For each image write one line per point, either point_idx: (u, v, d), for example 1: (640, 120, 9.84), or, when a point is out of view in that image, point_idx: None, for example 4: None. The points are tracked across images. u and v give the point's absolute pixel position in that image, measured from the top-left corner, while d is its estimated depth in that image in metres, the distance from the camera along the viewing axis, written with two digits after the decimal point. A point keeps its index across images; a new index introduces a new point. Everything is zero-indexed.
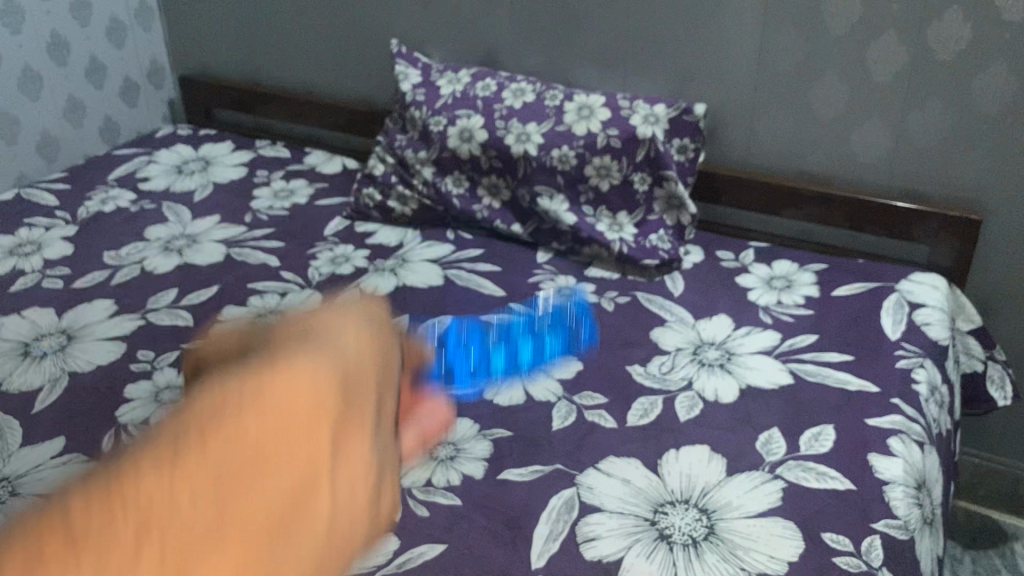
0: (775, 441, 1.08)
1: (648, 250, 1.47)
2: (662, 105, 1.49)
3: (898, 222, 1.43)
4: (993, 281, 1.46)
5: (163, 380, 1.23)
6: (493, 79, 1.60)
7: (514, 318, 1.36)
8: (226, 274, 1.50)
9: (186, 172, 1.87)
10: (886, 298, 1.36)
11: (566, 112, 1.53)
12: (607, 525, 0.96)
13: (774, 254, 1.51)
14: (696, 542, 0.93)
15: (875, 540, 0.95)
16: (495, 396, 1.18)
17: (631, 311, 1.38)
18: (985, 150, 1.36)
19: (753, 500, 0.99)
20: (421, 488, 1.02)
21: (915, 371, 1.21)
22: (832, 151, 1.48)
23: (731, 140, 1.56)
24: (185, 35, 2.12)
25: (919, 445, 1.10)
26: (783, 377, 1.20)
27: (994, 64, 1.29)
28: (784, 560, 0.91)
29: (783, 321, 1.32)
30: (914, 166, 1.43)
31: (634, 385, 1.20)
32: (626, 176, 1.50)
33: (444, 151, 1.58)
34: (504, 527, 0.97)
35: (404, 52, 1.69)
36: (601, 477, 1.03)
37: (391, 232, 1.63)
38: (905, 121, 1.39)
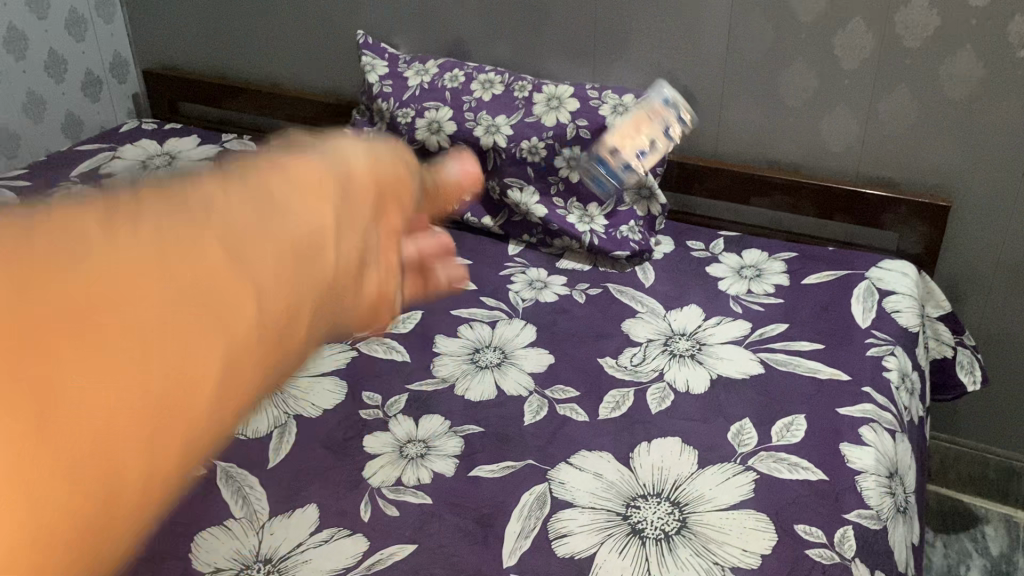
0: (747, 432, 1.08)
1: (619, 241, 1.46)
2: (631, 96, 1.48)
3: (868, 210, 1.43)
4: (962, 267, 1.47)
5: None
6: (461, 70, 1.58)
7: (486, 312, 1.35)
8: None
9: (151, 167, 1.83)
10: (856, 286, 1.36)
11: (536, 103, 1.51)
12: (579, 521, 0.95)
13: (745, 243, 1.51)
14: (669, 536, 0.93)
15: (848, 531, 0.94)
16: (466, 391, 1.17)
17: (603, 303, 1.37)
18: (953, 136, 1.36)
19: (725, 493, 0.98)
20: (390, 487, 1.01)
21: (885, 358, 1.21)
22: (801, 139, 1.48)
23: (700, 129, 1.56)
24: (148, 28, 2.08)
25: (889, 433, 1.10)
26: (754, 367, 1.19)
27: (961, 50, 1.29)
28: (756, 554, 0.91)
29: (753, 310, 1.32)
30: (882, 153, 1.43)
31: (606, 378, 1.19)
32: (596, 167, 1.49)
33: (413, 143, 1.56)
34: (475, 525, 0.96)
35: (369, 44, 1.67)
36: (572, 471, 1.02)
37: None
38: (873, 109, 1.39)
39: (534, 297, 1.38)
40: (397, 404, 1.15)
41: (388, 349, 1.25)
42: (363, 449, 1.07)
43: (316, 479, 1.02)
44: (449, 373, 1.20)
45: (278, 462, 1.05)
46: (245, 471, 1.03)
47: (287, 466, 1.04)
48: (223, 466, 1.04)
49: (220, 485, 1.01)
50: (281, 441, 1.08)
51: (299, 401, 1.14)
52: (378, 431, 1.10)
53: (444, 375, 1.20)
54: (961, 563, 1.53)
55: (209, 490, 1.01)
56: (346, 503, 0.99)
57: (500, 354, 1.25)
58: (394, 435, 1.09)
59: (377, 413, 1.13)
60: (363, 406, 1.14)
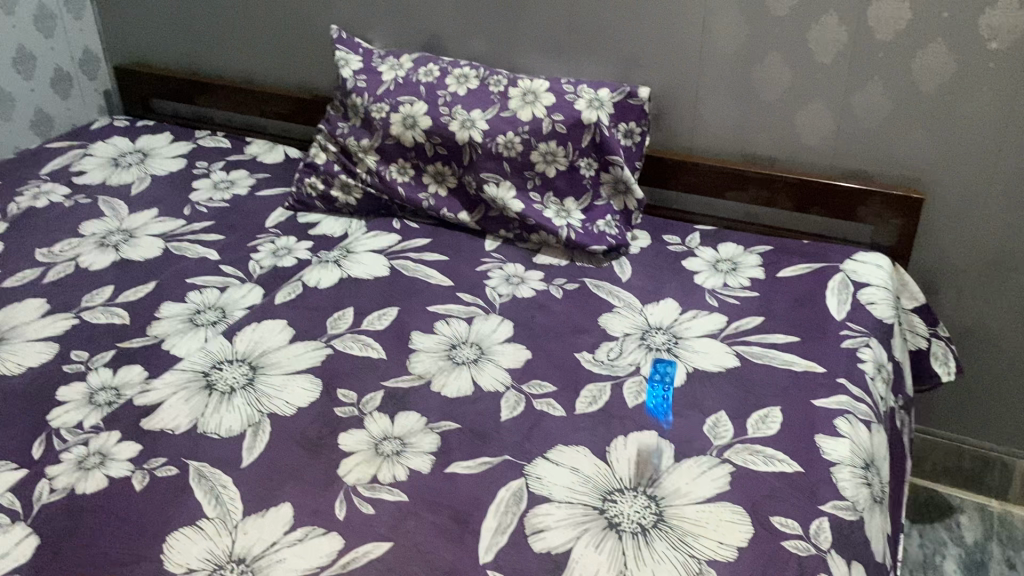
0: (723, 425, 1.08)
1: (596, 236, 1.46)
2: (607, 90, 1.48)
3: (843, 203, 1.44)
4: (936, 259, 1.48)
5: (98, 381, 1.19)
6: (436, 65, 1.57)
7: (462, 307, 1.34)
8: (164, 269, 1.46)
9: (123, 164, 1.81)
10: (831, 278, 1.36)
11: (511, 98, 1.50)
12: (555, 516, 0.95)
13: (721, 237, 1.51)
14: (646, 529, 0.92)
15: (824, 522, 0.95)
16: (442, 387, 1.16)
17: (580, 298, 1.36)
18: (926, 130, 1.37)
19: (701, 486, 0.98)
20: (365, 485, 1.00)
21: (860, 350, 1.22)
22: (776, 133, 1.48)
23: (675, 123, 1.56)
24: (119, 24, 2.05)
25: (865, 424, 1.10)
26: (729, 360, 1.20)
27: (932, 43, 1.30)
28: (732, 546, 0.91)
29: (729, 303, 1.32)
30: (856, 147, 1.43)
31: (582, 372, 1.19)
32: (572, 161, 1.47)
33: (388, 138, 1.55)
34: (451, 522, 0.95)
35: (344, 38, 1.66)
36: (549, 466, 1.02)
37: (335, 223, 1.61)
38: (847, 102, 1.40)
39: (511, 293, 1.38)
40: (372, 401, 1.14)
41: (363, 346, 1.24)
42: (338, 447, 1.06)
43: (290, 478, 1.01)
44: (425, 369, 1.20)
45: (252, 461, 1.03)
46: (218, 471, 1.02)
47: (261, 465, 1.03)
48: (196, 465, 1.03)
49: (194, 485, 1.00)
50: (255, 440, 1.07)
51: (273, 399, 1.13)
52: (353, 429, 1.09)
53: (421, 372, 1.19)
54: (937, 553, 1.55)
55: (182, 490, 0.99)
56: (321, 501, 0.98)
57: (477, 349, 1.24)
58: (369, 432, 1.08)
59: (353, 410, 1.12)
60: (338, 404, 1.13)
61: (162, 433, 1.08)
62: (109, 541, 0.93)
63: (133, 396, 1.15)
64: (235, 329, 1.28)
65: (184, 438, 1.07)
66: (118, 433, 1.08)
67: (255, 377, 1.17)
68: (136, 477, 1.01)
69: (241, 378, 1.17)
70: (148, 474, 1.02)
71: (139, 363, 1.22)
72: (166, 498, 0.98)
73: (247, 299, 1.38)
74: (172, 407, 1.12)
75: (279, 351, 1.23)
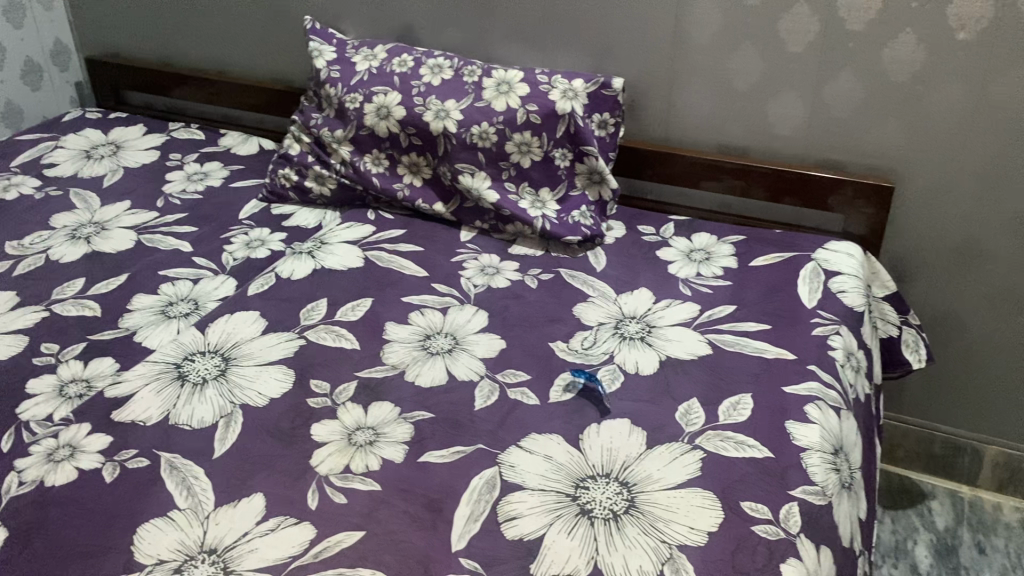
0: (694, 412, 1.09)
1: (571, 226, 1.46)
2: (581, 80, 1.48)
3: (815, 192, 1.45)
4: (908, 248, 1.49)
5: (69, 374, 1.18)
6: (410, 55, 1.57)
7: (436, 298, 1.34)
8: (136, 262, 1.45)
9: (95, 156, 1.79)
10: (803, 267, 1.37)
11: (485, 88, 1.50)
12: (528, 503, 0.95)
13: (695, 227, 1.52)
14: (617, 516, 0.93)
15: (793, 507, 0.96)
16: (416, 377, 1.16)
17: (554, 288, 1.37)
18: (897, 119, 1.38)
19: (673, 472, 0.99)
20: (338, 474, 1.00)
21: (831, 338, 1.23)
22: (749, 123, 1.49)
23: (650, 113, 1.57)
24: (90, 14, 2.03)
25: (835, 411, 1.11)
26: (701, 348, 1.20)
27: (902, 33, 1.31)
28: (703, 531, 0.91)
29: (702, 292, 1.33)
30: (828, 136, 1.45)
31: (556, 361, 1.19)
32: (547, 152, 1.47)
33: (362, 129, 1.55)
34: (424, 510, 0.95)
35: (317, 28, 1.65)
36: (522, 454, 1.02)
37: (309, 214, 1.60)
38: (819, 91, 1.41)
39: (485, 283, 1.38)
40: (346, 392, 1.14)
41: (337, 337, 1.24)
42: (311, 437, 1.05)
43: (262, 468, 1.01)
44: (399, 359, 1.20)
45: (224, 451, 1.03)
46: (190, 462, 1.02)
47: (233, 456, 1.03)
48: (167, 457, 1.02)
49: (165, 477, 0.99)
50: (227, 430, 1.06)
51: (245, 390, 1.13)
52: (326, 419, 1.08)
53: (395, 362, 1.19)
54: (908, 538, 1.57)
55: (153, 481, 0.99)
56: (293, 491, 0.98)
57: (451, 339, 1.24)
58: (342, 423, 1.08)
59: (326, 400, 1.12)
60: (311, 394, 1.13)
61: (133, 425, 1.07)
62: (78, 534, 0.93)
63: (104, 388, 1.14)
64: (207, 321, 1.27)
65: (155, 429, 1.06)
66: (89, 425, 1.08)
67: (227, 368, 1.17)
68: (107, 468, 1.01)
69: (213, 369, 1.16)
70: (119, 465, 1.01)
71: (110, 355, 1.21)
72: (137, 490, 0.98)
73: (220, 290, 1.37)
74: (143, 399, 1.11)
75: (251, 342, 1.22)
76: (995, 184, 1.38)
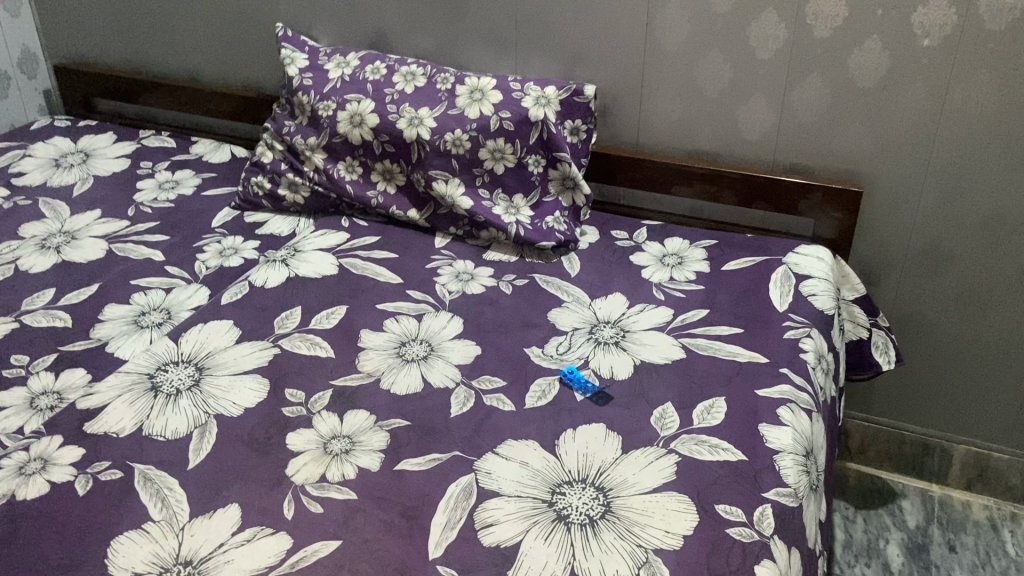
0: (668, 416, 1.10)
1: (545, 232, 1.47)
2: (553, 87, 1.49)
3: (785, 197, 1.47)
4: (876, 251, 1.52)
5: (39, 385, 1.17)
6: (382, 63, 1.57)
7: (412, 305, 1.34)
8: (107, 271, 1.43)
9: (64, 165, 1.77)
10: (774, 271, 1.39)
11: (459, 96, 1.50)
12: (505, 509, 0.95)
13: (667, 232, 1.54)
14: (593, 520, 0.94)
15: (767, 509, 0.97)
16: (391, 385, 1.16)
17: (529, 293, 1.37)
18: (863, 124, 1.40)
19: (648, 477, 1.00)
20: (314, 484, 1.00)
21: (802, 341, 1.24)
22: (719, 128, 1.51)
23: (622, 120, 1.58)
24: (58, 21, 2.01)
25: (806, 413, 1.13)
26: (675, 352, 1.22)
27: (868, 40, 1.33)
28: (678, 535, 0.92)
29: (675, 297, 1.34)
30: (797, 142, 1.47)
31: (532, 367, 1.20)
32: (520, 158, 1.48)
33: (335, 136, 1.54)
34: (400, 518, 0.95)
35: (289, 36, 1.65)
36: (499, 461, 1.03)
37: (282, 222, 1.60)
38: (788, 97, 1.43)
39: (460, 289, 1.38)
40: (321, 401, 1.13)
41: (312, 345, 1.24)
42: (286, 446, 1.05)
43: (237, 479, 1.00)
44: (375, 367, 1.19)
45: (199, 462, 1.02)
46: (164, 473, 1.01)
47: (207, 466, 1.02)
48: (140, 468, 1.01)
49: (138, 488, 0.99)
50: (202, 441, 1.06)
51: (219, 400, 1.12)
52: (301, 428, 1.08)
53: (370, 370, 1.19)
54: (880, 537, 1.59)
55: (127, 493, 0.98)
56: (268, 501, 0.97)
57: (426, 346, 1.24)
58: (318, 432, 1.08)
59: (301, 409, 1.12)
60: (285, 403, 1.12)
61: (106, 436, 1.06)
62: (50, 549, 0.92)
63: (76, 400, 1.13)
64: (180, 330, 1.26)
65: (128, 441, 1.05)
66: (60, 437, 1.06)
67: (201, 378, 1.16)
68: (80, 481, 1.00)
69: (187, 380, 1.16)
70: (91, 478, 1.00)
71: (82, 366, 1.20)
72: (110, 503, 0.97)
73: (193, 299, 1.36)
74: (116, 410, 1.10)
75: (225, 352, 1.22)
76: (958, 188, 1.40)
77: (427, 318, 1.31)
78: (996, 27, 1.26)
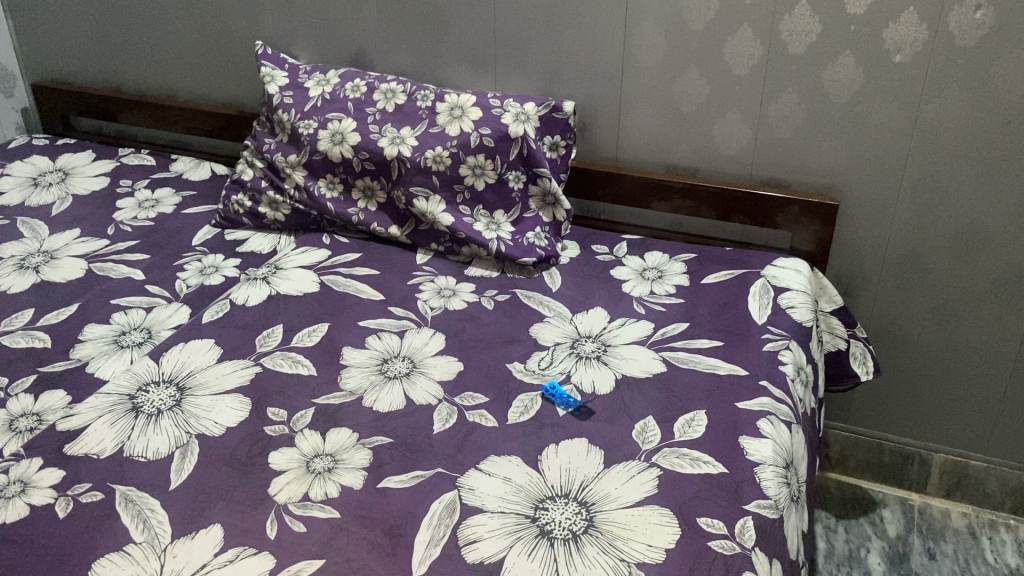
0: (650, 430, 1.10)
1: (526, 247, 1.48)
2: (532, 104, 1.50)
3: (762, 211, 1.49)
4: (852, 263, 1.54)
5: (18, 408, 1.16)
6: (363, 80, 1.58)
7: (394, 321, 1.34)
8: (87, 291, 1.43)
9: (42, 184, 1.76)
10: (752, 284, 1.41)
11: (439, 113, 1.52)
12: (488, 526, 0.96)
13: (647, 246, 1.55)
14: (577, 535, 0.94)
15: (748, 521, 0.98)
16: (374, 402, 1.16)
17: (510, 309, 1.38)
18: (838, 139, 1.43)
19: (630, 491, 1.00)
20: (297, 503, 0.99)
21: (781, 353, 1.26)
22: (697, 144, 1.52)
23: (601, 136, 1.59)
24: (35, 39, 2.00)
25: (786, 425, 1.14)
26: (656, 366, 1.23)
27: (842, 56, 1.35)
28: (660, 548, 0.93)
29: (655, 311, 1.36)
30: (773, 157, 1.48)
31: (514, 382, 1.21)
32: (501, 175, 1.49)
33: (315, 154, 1.55)
34: (384, 536, 0.95)
35: (269, 54, 1.65)
36: (482, 477, 1.03)
37: (263, 239, 1.60)
38: (763, 113, 1.45)
39: (442, 305, 1.39)
40: (303, 419, 1.13)
41: (293, 363, 1.24)
42: (268, 466, 1.05)
43: (219, 499, 1.00)
44: (357, 385, 1.19)
45: (181, 483, 1.02)
46: (145, 494, 1.00)
47: (189, 487, 1.02)
48: (121, 490, 1.01)
49: (120, 510, 0.98)
50: (184, 461, 1.05)
51: (201, 419, 1.12)
52: (284, 447, 1.08)
53: (352, 388, 1.19)
54: (861, 547, 1.60)
55: (108, 515, 0.98)
56: (251, 521, 0.97)
57: (409, 362, 1.24)
58: (300, 450, 1.08)
59: (283, 428, 1.11)
60: (267, 422, 1.12)
61: (86, 458, 1.06)
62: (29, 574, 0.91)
63: (56, 421, 1.12)
64: (161, 350, 1.26)
65: (109, 462, 1.05)
66: (40, 460, 1.06)
67: (182, 397, 1.16)
68: (60, 503, 0.99)
69: (168, 400, 1.15)
70: (72, 500, 1.00)
71: (61, 387, 1.20)
72: (90, 525, 0.96)
73: (174, 319, 1.36)
74: (96, 431, 1.09)
75: (206, 371, 1.21)
76: (932, 201, 1.43)
77: (410, 335, 1.31)
78: (966, 43, 1.28)
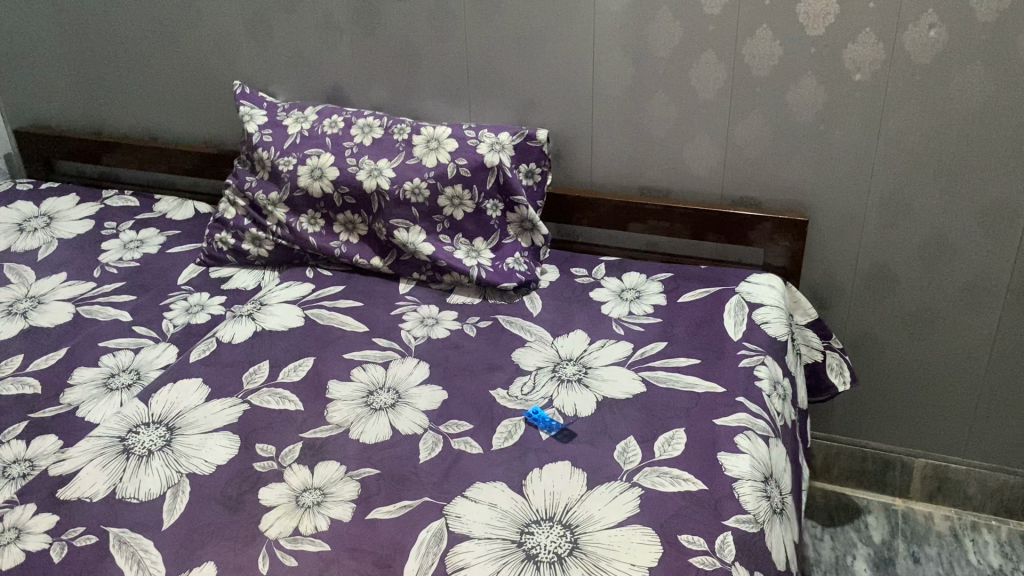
0: (631, 450, 1.13)
1: (506, 273, 1.51)
2: (507, 133, 1.54)
3: (735, 229, 1.52)
4: (825, 275, 1.57)
5: (10, 454, 1.18)
6: (340, 116, 1.61)
7: (378, 353, 1.37)
8: (74, 335, 1.45)
9: (28, 230, 1.78)
10: (728, 301, 1.44)
11: (416, 145, 1.55)
12: (475, 552, 0.98)
13: (624, 267, 1.58)
14: (562, 558, 0.96)
15: (727, 537, 1.00)
16: (361, 434, 1.19)
17: (492, 335, 1.41)
18: (804, 156, 1.46)
19: (612, 511, 1.03)
20: (288, 537, 1.02)
21: (757, 368, 1.29)
22: (668, 167, 1.56)
23: (575, 162, 1.63)
24: (17, 87, 2.04)
25: (763, 439, 1.17)
26: (636, 386, 1.26)
27: (803, 77, 1.39)
28: (643, 567, 0.95)
29: (634, 331, 1.39)
30: (743, 176, 1.52)
31: (498, 408, 1.23)
32: (478, 203, 1.52)
33: (296, 190, 1.58)
34: (373, 567, 0.97)
35: (247, 93, 1.69)
36: (469, 504, 1.05)
37: (248, 276, 1.62)
38: (731, 133, 1.48)
39: (426, 334, 1.42)
40: (292, 454, 1.16)
41: (281, 399, 1.26)
42: (258, 502, 1.07)
43: (211, 537, 1.02)
44: (344, 418, 1.22)
45: (173, 522, 1.04)
46: (139, 535, 1.02)
47: (181, 526, 1.04)
48: (115, 532, 1.03)
49: (114, 552, 1.00)
50: (176, 500, 1.07)
51: (191, 459, 1.14)
52: (273, 482, 1.10)
53: (339, 421, 1.21)
54: (848, 554, 1.63)
55: (102, 558, 1.00)
56: (244, 557, 0.99)
57: (394, 393, 1.27)
58: (289, 485, 1.10)
59: (272, 464, 1.14)
60: (257, 458, 1.15)
61: (80, 501, 1.08)
62: None
63: (49, 467, 1.14)
64: (150, 390, 1.28)
65: (102, 504, 1.07)
66: (34, 506, 1.08)
67: (172, 438, 1.18)
68: (55, 548, 1.01)
69: (158, 440, 1.17)
70: (66, 544, 1.02)
71: (53, 432, 1.22)
72: (86, 568, 0.98)
73: (162, 359, 1.38)
74: (89, 475, 1.11)
75: (195, 410, 1.23)
76: (899, 213, 1.46)
77: (396, 365, 1.33)
78: (921, 60, 1.32)
